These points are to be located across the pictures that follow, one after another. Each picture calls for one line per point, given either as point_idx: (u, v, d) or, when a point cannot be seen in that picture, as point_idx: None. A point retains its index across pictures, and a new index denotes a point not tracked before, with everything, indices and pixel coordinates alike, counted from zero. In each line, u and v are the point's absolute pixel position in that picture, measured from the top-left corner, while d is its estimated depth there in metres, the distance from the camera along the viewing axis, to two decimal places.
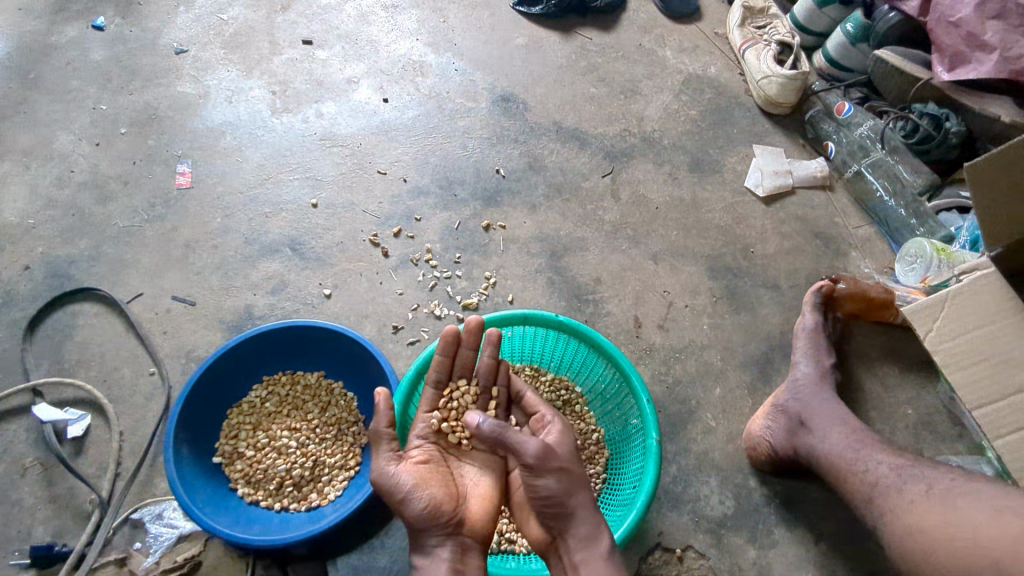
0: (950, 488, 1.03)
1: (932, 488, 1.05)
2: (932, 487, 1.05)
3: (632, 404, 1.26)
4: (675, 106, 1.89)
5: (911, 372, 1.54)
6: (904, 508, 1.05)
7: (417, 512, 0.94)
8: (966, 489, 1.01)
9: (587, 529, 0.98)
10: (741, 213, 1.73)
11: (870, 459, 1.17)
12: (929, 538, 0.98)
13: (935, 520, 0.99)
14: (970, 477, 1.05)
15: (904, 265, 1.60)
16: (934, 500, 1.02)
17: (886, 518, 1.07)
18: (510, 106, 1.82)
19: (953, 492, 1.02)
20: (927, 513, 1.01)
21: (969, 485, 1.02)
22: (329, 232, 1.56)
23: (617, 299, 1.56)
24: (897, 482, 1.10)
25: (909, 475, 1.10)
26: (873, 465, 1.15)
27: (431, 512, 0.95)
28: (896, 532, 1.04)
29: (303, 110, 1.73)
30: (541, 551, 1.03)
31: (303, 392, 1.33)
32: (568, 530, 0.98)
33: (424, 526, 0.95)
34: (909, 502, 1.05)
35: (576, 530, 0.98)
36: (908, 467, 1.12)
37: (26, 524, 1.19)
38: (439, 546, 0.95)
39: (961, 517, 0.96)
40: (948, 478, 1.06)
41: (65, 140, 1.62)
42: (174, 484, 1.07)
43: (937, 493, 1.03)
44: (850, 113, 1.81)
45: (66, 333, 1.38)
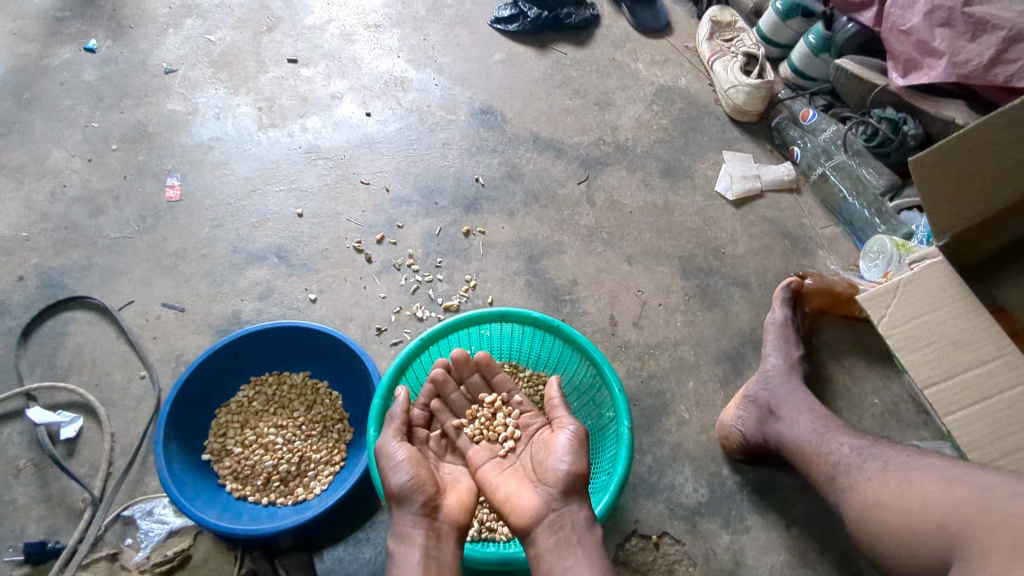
0: (904, 463, 1.09)
1: (888, 463, 1.11)
2: (889, 463, 1.11)
3: (606, 396, 1.32)
4: (647, 116, 1.97)
5: (876, 363, 1.61)
6: (863, 485, 1.11)
7: (402, 481, 1.02)
8: (919, 464, 1.07)
9: (580, 510, 1.03)
10: (711, 216, 1.80)
11: (833, 442, 1.23)
12: (885, 512, 1.04)
13: (889, 494, 1.05)
14: (924, 453, 1.11)
15: (868, 261, 1.68)
16: (889, 475, 1.09)
17: (846, 496, 1.13)
18: (488, 119, 1.90)
19: (908, 465, 1.08)
20: (881, 487, 1.08)
21: (922, 460, 1.08)
22: (313, 240, 1.62)
23: (594, 298, 1.63)
24: (856, 460, 1.16)
25: (869, 453, 1.16)
26: (836, 447, 1.21)
27: (416, 483, 1.02)
28: (856, 507, 1.10)
29: (288, 125, 1.80)
30: (523, 522, 1.04)
31: (290, 391, 1.38)
32: (568, 509, 1.03)
33: (410, 493, 1.01)
34: (867, 479, 1.11)
35: (572, 509, 1.03)
36: (867, 448, 1.18)
37: (20, 523, 1.23)
38: (415, 527, 1.00)
39: (912, 490, 1.02)
40: (902, 454, 1.12)
41: (58, 156, 1.68)
42: (164, 477, 1.11)
43: (893, 468, 1.10)
44: (815, 119, 1.89)
45: (59, 340, 1.42)
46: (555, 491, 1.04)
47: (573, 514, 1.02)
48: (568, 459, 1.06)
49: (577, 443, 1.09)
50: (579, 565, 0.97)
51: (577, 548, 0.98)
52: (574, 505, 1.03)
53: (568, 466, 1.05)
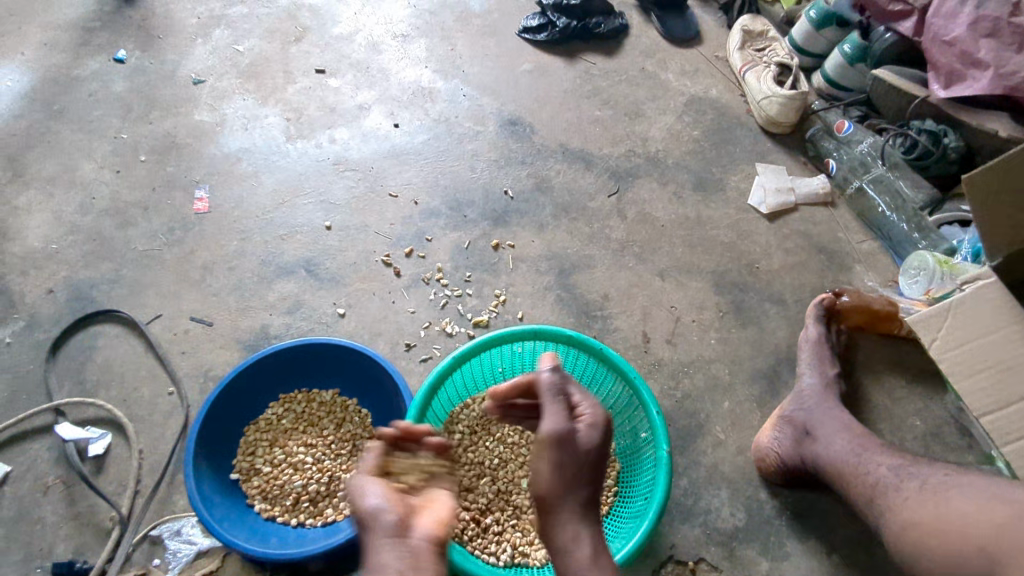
0: (942, 482, 1.07)
1: (926, 483, 1.09)
2: (926, 481, 1.10)
3: (642, 417, 1.28)
4: (678, 127, 1.94)
5: (918, 384, 1.56)
6: (900, 505, 1.09)
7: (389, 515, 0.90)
8: (959, 481, 1.05)
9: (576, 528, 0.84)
10: (745, 229, 1.76)
11: (871, 462, 1.20)
12: (921, 532, 1.02)
13: (929, 513, 1.03)
14: (964, 471, 1.09)
15: (907, 278, 1.62)
16: (927, 495, 1.07)
17: (885, 515, 1.11)
18: (517, 130, 1.87)
19: (945, 484, 1.07)
20: (919, 507, 1.06)
21: (961, 477, 1.06)
22: (341, 253, 1.60)
23: (626, 315, 1.59)
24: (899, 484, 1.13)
25: (906, 473, 1.14)
26: (873, 467, 1.18)
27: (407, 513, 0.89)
28: (895, 529, 1.08)
29: (317, 136, 1.79)
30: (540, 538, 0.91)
31: (318, 409, 1.35)
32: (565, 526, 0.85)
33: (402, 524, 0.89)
34: (905, 498, 1.09)
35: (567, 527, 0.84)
36: (905, 466, 1.15)
37: (48, 541, 1.21)
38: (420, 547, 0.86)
39: (952, 510, 1.00)
40: (941, 472, 1.10)
41: (87, 168, 1.67)
42: (194, 498, 1.09)
43: (931, 488, 1.08)
44: (850, 131, 1.84)
45: (87, 354, 1.41)
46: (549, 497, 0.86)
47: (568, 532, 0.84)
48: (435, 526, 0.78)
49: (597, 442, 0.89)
50: None
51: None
52: (583, 527, 0.85)
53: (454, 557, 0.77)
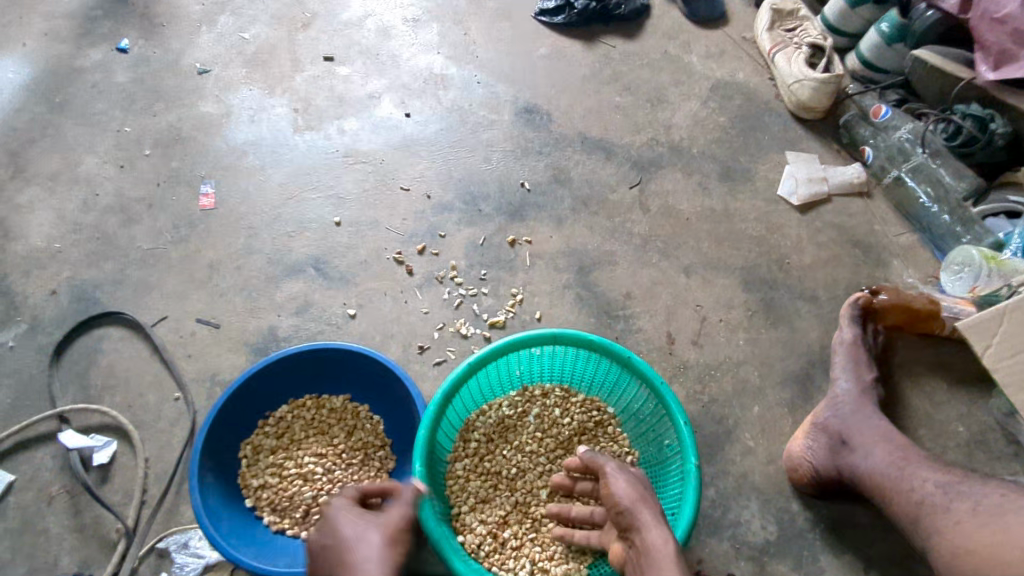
0: (998, 506, 0.99)
1: (979, 505, 1.01)
2: (980, 504, 1.01)
3: (668, 426, 1.21)
4: (703, 113, 1.84)
5: (960, 387, 1.47)
6: (951, 529, 1.01)
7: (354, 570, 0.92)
8: (1016, 507, 0.97)
9: (662, 532, 0.92)
10: (775, 222, 1.67)
11: (914, 477, 1.11)
12: (978, 561, 0.94)
13: (982, 540, 0.95)
14: (1021, 493, 1.00)
15: (950, 274, 1.53)
16: (982, 519, 0.98)
17: (932, 538, 1.03)
18: (534, 118, 1.78)
19: (1001, 509, 0.98)
20: (973, 533, 0.97)
21: (1019, 501, 0.98)
22: (352, 251, 1.53)
23: (649, 314, 1.51)
24: (943, 501, 1.05)
25: (956, 491, 1.05)
26: (918, 483, 1.10)
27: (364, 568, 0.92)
28: (943, 554, 1.00)
29: (325, 127, 1.72)
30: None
31: (329, 416, 1.30)
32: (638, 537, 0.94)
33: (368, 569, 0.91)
34: (955, 521, 1.01)
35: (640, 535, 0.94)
36: (953, 484, 1.07)
37: (53, 554, 1.18)
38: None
39: (1012, 538, 0.92)
40: (997, 494, 1.01)
41: (90, 163, 1.62)
42: (199, 513, 1.05)
43: (985, 511, 0.99)
44: (887, 116, 1.73)
45: (91, 357, 1.37)
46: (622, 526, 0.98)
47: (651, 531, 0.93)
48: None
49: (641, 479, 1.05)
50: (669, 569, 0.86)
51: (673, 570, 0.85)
52: (665, 529, 0.93)
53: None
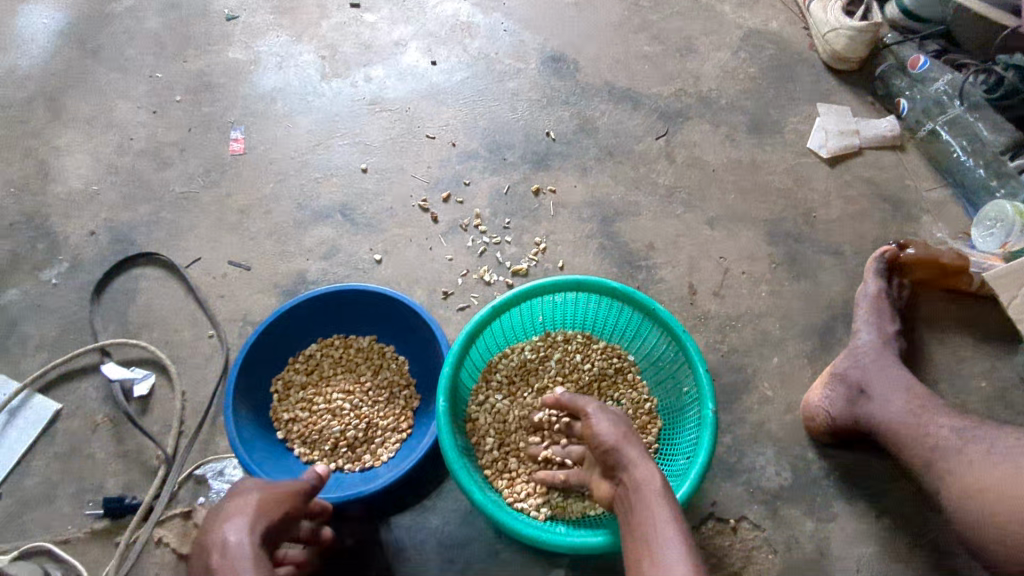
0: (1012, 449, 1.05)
1: (994, 448, 1.06)
2: (994, 446, 1.07)
3: (687, 373, 1.23)
4: (733, 64, 1.80)
5: (985, 344, 1.47)
6: (966, 470, 1.07)
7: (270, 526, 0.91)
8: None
9: (653, 474, 0.94)
10: (803, 176, 1.65)
11: (931, 423, 1.16)
12: (996, 500, 1.00)
13: (994, 478, 1.03)
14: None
15: (981, 230, 1.50)
16: (997, 461, 1.04)
17: (946, 479, 1.09)
18: (560, 67, 1.77)
19: (1017, 451, 1.04)
20: (987, 472, 1.04)
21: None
22: (378, 197, 1.56)
23: (671, 265, 1.52)
24: (958, 443, 1.10)
25: (971, 435, 1.10)
26: (934, 429, 1.14)
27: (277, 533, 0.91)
28: (953, 490, 1.07)
29: (352, 75, 1.72)
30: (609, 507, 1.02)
31: (356, 355, 1.35)
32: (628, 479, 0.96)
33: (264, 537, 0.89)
34: (969, 462, 1.07)
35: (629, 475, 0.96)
36: (968, 429, 1.12)
37: (99, 477, 1.25)
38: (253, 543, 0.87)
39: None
40: (1012, 437, 1.07)
41: (124, 108, 1.65)
42: (233, 440, 1.10)
43: (998, 454, 1.05)
44: (926, 67, 1.69)
45: (130, 296, 1.42)
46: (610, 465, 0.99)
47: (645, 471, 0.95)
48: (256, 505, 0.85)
49: (611, 416, 1.05)
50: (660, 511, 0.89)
51: (664, 509, 0.89)
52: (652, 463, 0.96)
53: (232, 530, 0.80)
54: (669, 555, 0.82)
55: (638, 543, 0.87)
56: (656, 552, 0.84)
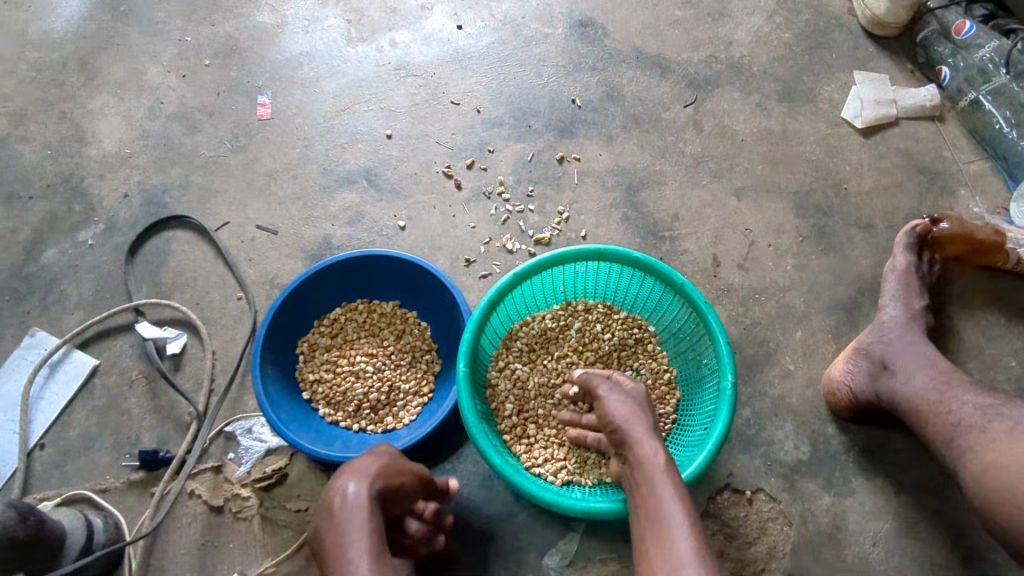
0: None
1: (1018, 425, 1.03)
2: (1018, 425, 1.04)
3: (707, 344, 1.23)
4: (767, 29, 1.75)
5: (1017, 322, 1.43)
6: (984, 445, 1.04)
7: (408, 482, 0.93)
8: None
9: (659, 453, 0.97)
10: (836, 146, 1.60)
11: (955, 400, 1.14)
12: (1003, 471, 0.98)
13: (1013, 453, 0.99)
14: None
15: (1022, 204, 1.46)
16: (1017, 438, 1.01)
17: (966, 456, 1.06)
18: (588, 32, 1.73)
19: None
20: (1008, 449, 1.01)
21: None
22: (403, 163, 1.56)
23: (695, 237, 1.50)
24: (980, 421, 1.08)
25: (995, 413, 1.08)
26: (957, 406, 1.12)
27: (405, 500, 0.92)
28: (973, 469, 1.04)
29: (377, 39, 1.71)
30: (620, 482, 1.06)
31: (380, 319, 1.37)
32: (632, 455, 1.00)
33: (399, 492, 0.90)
34: (991, 439, 1.04)
35: (634, 451, 1.00)
36: (994, 407, 1.09)
37: (134, 430, 1.31)
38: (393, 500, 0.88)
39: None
40: None
41: (155, 71, 1.67)
42: (261, 400, 1.14)
43: (1023, 431, 1.02)
44: (972, 33, 1.62)
45: (162, 257, 1.46)
46: (618, 441, 1.03)
47: (648, 448, 0.98)
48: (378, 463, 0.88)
49: (626, 394, 1.08)
50: (661, 487, 0.92)
51: (667, 486, 0.93)
52: (657, 441, 0.99)
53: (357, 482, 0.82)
54: (677, 537, 0.85)
55: (647, 525, 0.91)
56: (665, 533, 0.87)
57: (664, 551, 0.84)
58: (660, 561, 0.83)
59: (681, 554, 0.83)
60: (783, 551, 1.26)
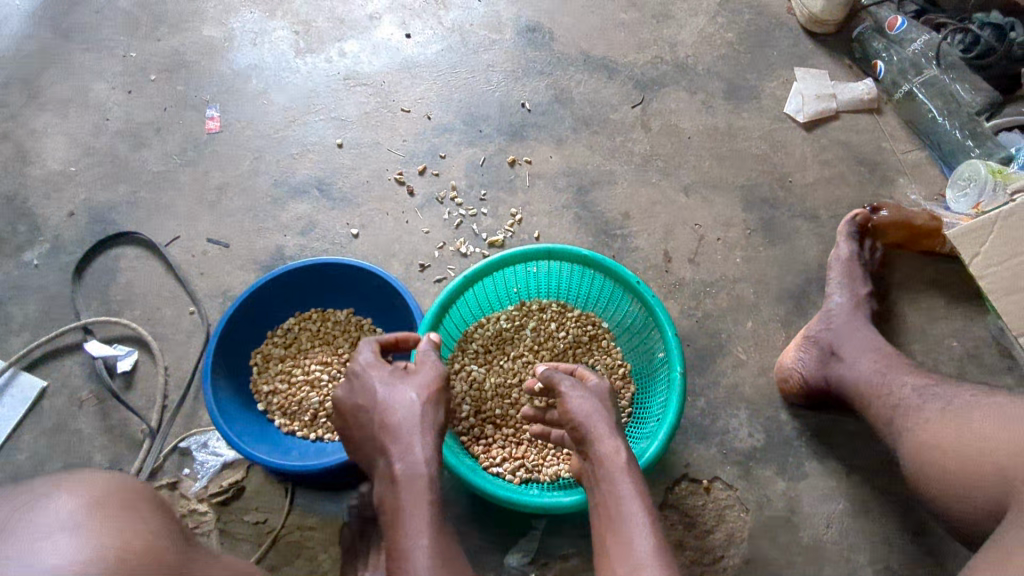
0: (966, 403, 1.05)
1: (949, 404, 1.07)
2: (950, 403, 1.08)
3: (657, 337, 1.25)
4: (710, 29, 1.79)
5: (958, 303, 1.48)
6: (920, 426, 1.08)
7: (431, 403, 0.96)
8: (983, 404, 1.03)
9: (620, 450, 0.98)
10: (780, 141, 1.65)
11: (894, 382, 1.18)
12: (940, 452, 1.03)
13: (945, 435, 1.03)
14: (991, 391, 1.06)
15: (955, 191, 1.51)
16: (950, 417, 1.05)
17: (904, 439, 1.10)
18: (536, 37, 1.76)
19: (968, 406, 1.05)
20: (940, 429, 1.05)
21: (989, 398, 1.04)
22: (354, 172, 1.57)
23: (647, 233, 1.53)
24: (916, 401, 1.12)
25: (930, 394, 1.12)
26: (897, 388, 1.16)
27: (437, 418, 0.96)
28: (912, 452, 1.08)
29: (326, 50, 1.72)
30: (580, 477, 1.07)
31: (334, 328, 1.37)
32: (593, 452, 1.00)
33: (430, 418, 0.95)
34: (925, 420, 1.08)
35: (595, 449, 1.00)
36: (930, 388, 1.13)
37: (86, 451, 1.29)
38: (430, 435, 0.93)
39: (973, 430, 1.00)
40: (967, 393, 1.08)
41: (99, 88, 1.65)
42: (212, 412, 1.13)
43: (953, 410, 1.06)
44: (904, 28, 1.69)
45: (111, 275, 1.44)
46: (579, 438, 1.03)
47: (610, 446, 0.99)
48: (426, 403, 0.94)
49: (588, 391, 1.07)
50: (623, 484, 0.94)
51: (627, 483, 0.94)
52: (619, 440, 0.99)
53: (416, 444, 0.89)
54: (636, 531, 0.87)
55: (608, 519, 0.92)
56: (625, 529, 0.88)
57: (624, 548, 0.85)
58: (620, 558, 0.85)
59: (641, 548, 0.85)
60: (741, 537, 1.28)
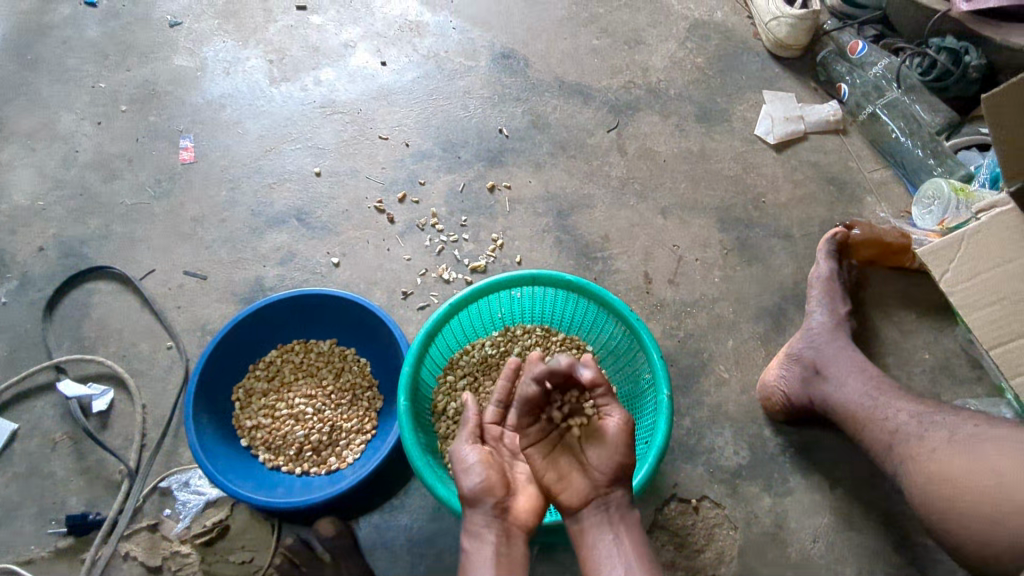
0: (973, 434, 1.07)
1: (955, 434, 1.09)
2: (954, 433, 1.10)
3: (643, 360, 1.26)
4: (680, 55, 1.83)
5: (928, 316, 1.53)
6: (927, 456, 1.09)
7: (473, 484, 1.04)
8: (990, 436, 1.06)
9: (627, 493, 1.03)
10: (752, 162, 1.69)
11: (888, 407, 1.19)
12: (953, 486, 1.04)
13: (957, 466, 1.05)
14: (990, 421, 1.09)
15: (920, 208, 1.57)
16: (957, 446, 1.07)
17: (906, 466, 1.12)
18: (511, 64, 1.78)
19: (976, 437, 1.07)
20: (949, 460, 1.06)
21: (992, 430, 1.07)
22: (333, 201, 1.56)
23: (627, 256, 1.55)
24: (917, 430, 1.13)
25: (930, 421, 1.14)
26: (892, 414, 1.18)
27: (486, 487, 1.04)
28: (918, 477, 1.09)
29: (301, 78, 1.71)
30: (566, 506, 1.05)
31: (317, 359, 1.35)
32: (611, 497, 1.02)
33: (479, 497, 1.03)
34: (931, 450, 1.09)
35: (613, 494, 1.02)
36: (927, 415, 1.15)
37: (60, 494, 1.24)
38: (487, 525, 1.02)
39: (984, 464, 1.02)
40: (969, 423, 1.10)
41: (68, 120, 1.62)
42: (195, 450, 1.10)
43: (959, 440, 1.08)
44: (864, 52, 1.75)
45: (83, 311, 1.41)
46: (600, 476, 1.03)
47: (618, 498, 1.02)
48: (473, 470, 1.05)
49: (624, 432, 1.03)
50: (624, 546, 1.00)
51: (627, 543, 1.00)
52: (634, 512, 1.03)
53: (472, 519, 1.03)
54: None
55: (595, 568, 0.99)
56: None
57: None
58: None
59: None
60: (731, 555, 1.29)
